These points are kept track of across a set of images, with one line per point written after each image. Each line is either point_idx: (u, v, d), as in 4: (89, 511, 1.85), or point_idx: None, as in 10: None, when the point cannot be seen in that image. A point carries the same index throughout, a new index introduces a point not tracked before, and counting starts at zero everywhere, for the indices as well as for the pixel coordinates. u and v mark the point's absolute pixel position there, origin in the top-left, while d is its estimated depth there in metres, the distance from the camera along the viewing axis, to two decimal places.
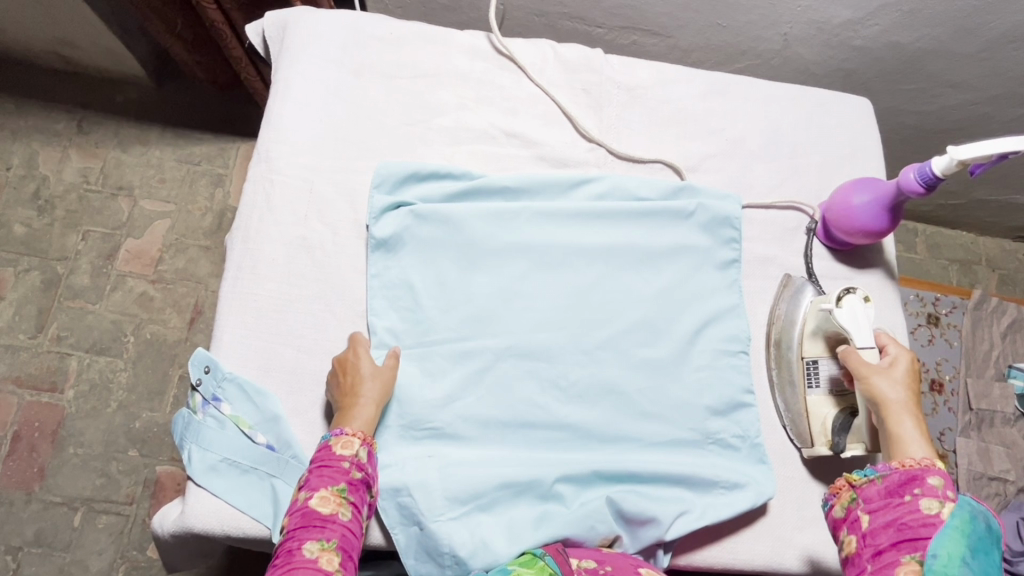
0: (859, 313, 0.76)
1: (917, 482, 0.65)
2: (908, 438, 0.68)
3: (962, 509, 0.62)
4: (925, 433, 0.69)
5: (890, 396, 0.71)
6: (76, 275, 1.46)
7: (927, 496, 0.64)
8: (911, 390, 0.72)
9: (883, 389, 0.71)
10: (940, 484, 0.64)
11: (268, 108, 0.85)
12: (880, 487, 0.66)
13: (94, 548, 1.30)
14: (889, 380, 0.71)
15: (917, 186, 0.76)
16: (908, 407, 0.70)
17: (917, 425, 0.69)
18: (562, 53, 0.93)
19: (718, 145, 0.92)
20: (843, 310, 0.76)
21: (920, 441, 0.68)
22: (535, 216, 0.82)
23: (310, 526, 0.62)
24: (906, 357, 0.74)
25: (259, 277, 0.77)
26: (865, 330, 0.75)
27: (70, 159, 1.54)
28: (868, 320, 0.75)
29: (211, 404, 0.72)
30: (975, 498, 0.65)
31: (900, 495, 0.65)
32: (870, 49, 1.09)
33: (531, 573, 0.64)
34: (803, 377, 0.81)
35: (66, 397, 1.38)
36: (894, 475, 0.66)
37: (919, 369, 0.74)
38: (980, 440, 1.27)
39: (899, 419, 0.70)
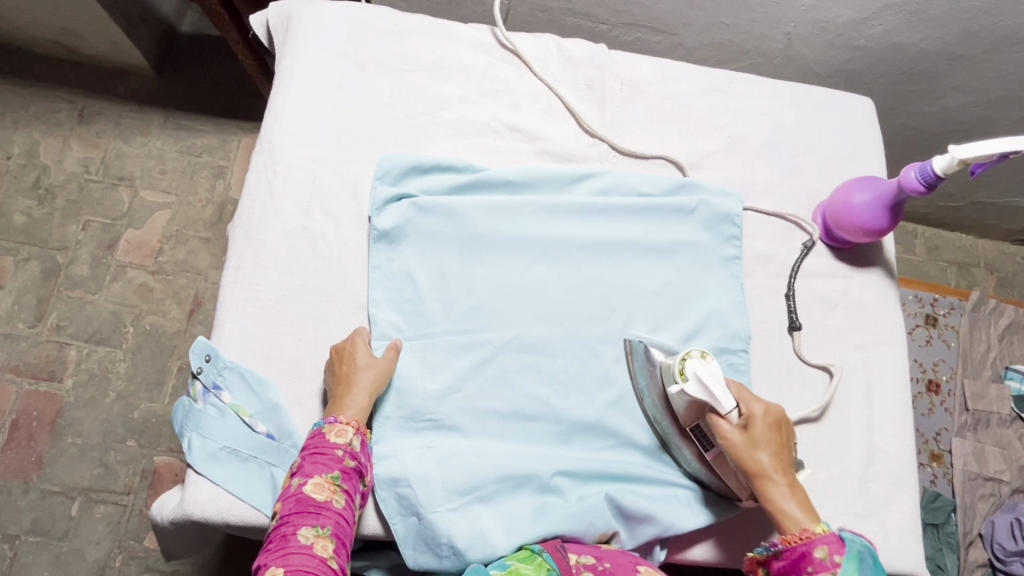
0: (707, 378, 0.71)
1: (807, 560, 0.64)
2: (788, 510, 0.67)
3: (850, 572, 0.63)
4: (801, 495, 0.69)
5: (762, 469, 0.69)
6: (76, 265, 1.46)
7: (820, 570, 0.63)
8: (778, 449, 0.70)
9: (755, 463, 0.69)
10: (826, 553, 0.64)
11: (272, 98, 0.85)
12: (780, 568, 0.66)
13: (91, 537, 1.30)
14: (755, 451, 0.70)
15: (918, 185, 0.76)
16: (781, 474, 0.69)
17: (791, 493, 0.68)
18: (566, 48, 0.93)
19: (720, 142, 0.92)
20: (692, 383, 0.71)
21: (801, 509, 0.67)
22: (537, 210, 0.82)
23: (305, 512, 0.62)
24: (764, 415, 0.72)
25: (261, 267, 0.77)
26: (722, 392, 0.71)
27: (71, 149, 1.54)
28: (714, 378, 0.71)
29: (211, 392, 0.73)
30: (855, 540, 0.65)
31: (797, 575, 0.65)
32: (872, 50, 1.09)
33: (530, 569, 0.66)
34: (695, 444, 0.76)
35: (65, 386, 1.38)
36: (788, 556, 0.65)
37: (779, 420, 0.72)
38: (976, 441, 1.28)
39: (775, 491, 0.68)
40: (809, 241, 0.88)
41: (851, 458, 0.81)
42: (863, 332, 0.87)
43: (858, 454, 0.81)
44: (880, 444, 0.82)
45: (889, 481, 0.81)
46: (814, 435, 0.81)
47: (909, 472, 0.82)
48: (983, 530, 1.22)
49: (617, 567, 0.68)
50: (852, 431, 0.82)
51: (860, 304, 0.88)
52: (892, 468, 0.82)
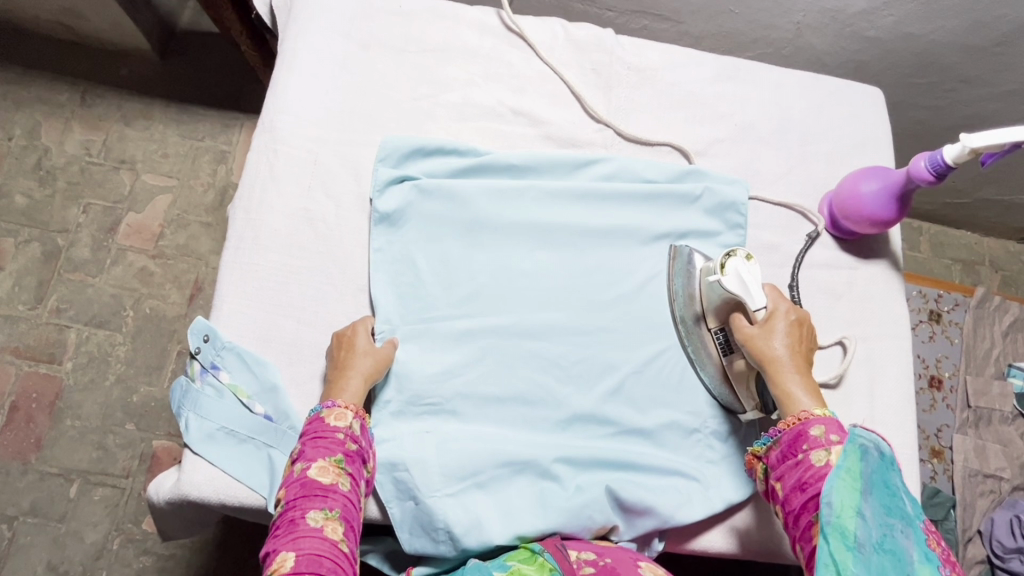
0: (745, 275, 0.73)
1: (803, 438, 0.65)
2: (794, 393, 0.69)
3: (851, 456, 0.62)
4: (810, 385, 0.70)
5: (776, 355, 0.71)
6: (77, 247, 1.46)
7: (815, 449, 0.64)
8: (798, 343, 0.72)
9: (769, 350, 0.71)
10: (822, 432, 0.65)
11: (274, 78, 0.83)
12: (778, 453, 0.67)
13: (90, 519, 1.30)
14: (772, 338, 0.71)
15: (927, 174, 0.75)
16: (794, 364, 0.71)
17: (801, 382, 0.69)
18: (573, 33, 0.92)
19: (727, 130, 0.91)
20: (730, 276, 0.73)
21: (805, 393, 0.69)
22: (540, 195, 0.82)
23: (311, 496, 0.61)
24: (787, 312, 0.73)
25: (261, 248, 0.76)
26: (757, 290, 0.73)
27: (72, 130, 1.53)
28: (754, 279, 0.73)
29: (209, 372, 0.72)
30: (865, 435, 0.65)
31: (794, 454, 0.65)
32: (883, 41, 1.07)
33: (532, 570, 0.64)
34: (717, 346, 0.78)
35: (65, 368, 1.38)
36: (784, 438, 0.67)
37: (804, 321, 0.74)
38: (977, 438, 1.27)
39: (784, 378, 0.70)
40: (814, 231, 0.87)
41: None
42: (867, 324, 0.86)
43: None
44: (882, 436, 0.82)
45: None
46: None
47: (911, 465, 0.81)
48: (982, 527, 1.21)
49: (618, 562, 0.65)
50: (855, 423, 0.82)
51: (864, 296, 0.87)
52: (892, 460, 0.81)
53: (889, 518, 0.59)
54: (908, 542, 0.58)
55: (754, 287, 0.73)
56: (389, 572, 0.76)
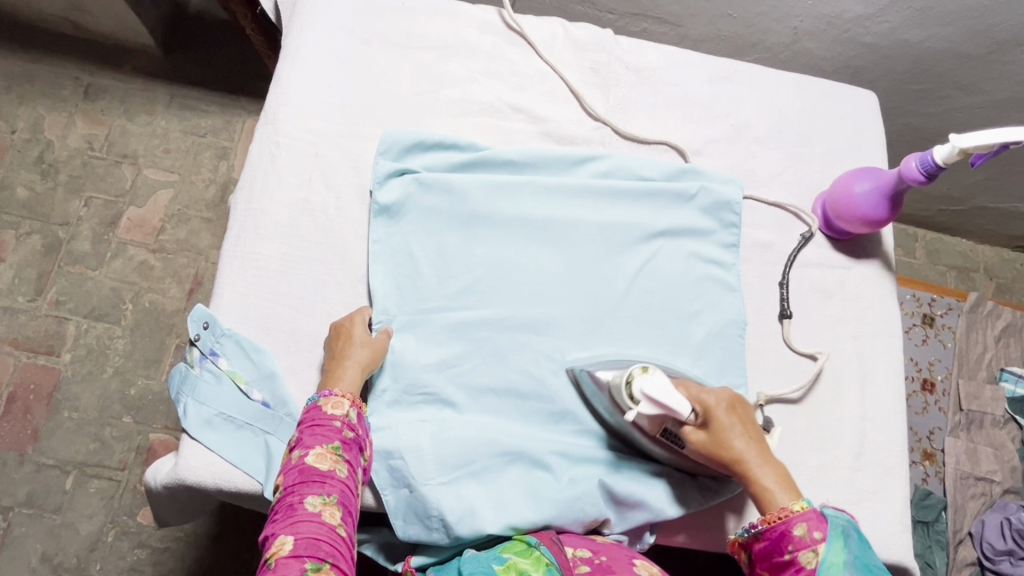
0: (654, 394, 0.68)
1: (787, 539, 0.61)
2: (771, 490, 0.66)
3: (834, 549, 0.60)
4: (779, 468, 0.68)
5: (736, 454, 0.68)
6: (77, 240, 1.47)
7: (801, 549, 0.61)
8: (745, 431, 0.70)
9: (725, 452, 0.69)
10: (806, 531, 0.61)
11: (278, 72, 0.85)
12: (762, 550, 0.63)
13: (85, 511, 1.31)
14: (722, 439, 0.69)
15: (918, 175, 0.76)
16: (755, 456, 0.68)
17: (770, 473, 0.67)
18: (572, 32, 0.93)
19: (722, 130, 0.92)
20: (645, 403, 0.69)
21: (782, 486, 0.66)
22: (538, 190, 0.83)
23: (309, 482, 0.62)
24: (718, 403, 0.71)
25: (261, 237, 0.77)
26: (674, 400, 0.68)
27: (76, 125, 1.54)
28: (663, 390, 0.68)
29: (208, 359, 0.73)
30: (837, 517, 0.62)
31: (780, 554, 0.62)
32: (878, 47, 1.09)
33: (528, 564, 0.63)
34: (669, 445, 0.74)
35: (63, 360, 1.39)
36: (767, 538, 0.63)
37: (733, 400, 0.72)
38: (969, 441, 1.28)
39: (752, 474, 0.67)
40: (808, 233, 0.88)
41: (843, 446, 0.81)
42: (859, 323, 0.87)
43: (850, 443, 0.82)
44: (873, 433, 0.83)
45: (879, 469, 0.81)
46: (806, 423, 0.82)
47: (900, 462, 0.82)
48: (973, 529, 1.22)
49: (613, 560, 0.64)
50: (845, 421, 0.82)
51: (856, 295, 0.88)
52: (882, 457, 0.82)
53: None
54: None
55: (673, 397, 0.68)
56: (383, 562, 0.77)
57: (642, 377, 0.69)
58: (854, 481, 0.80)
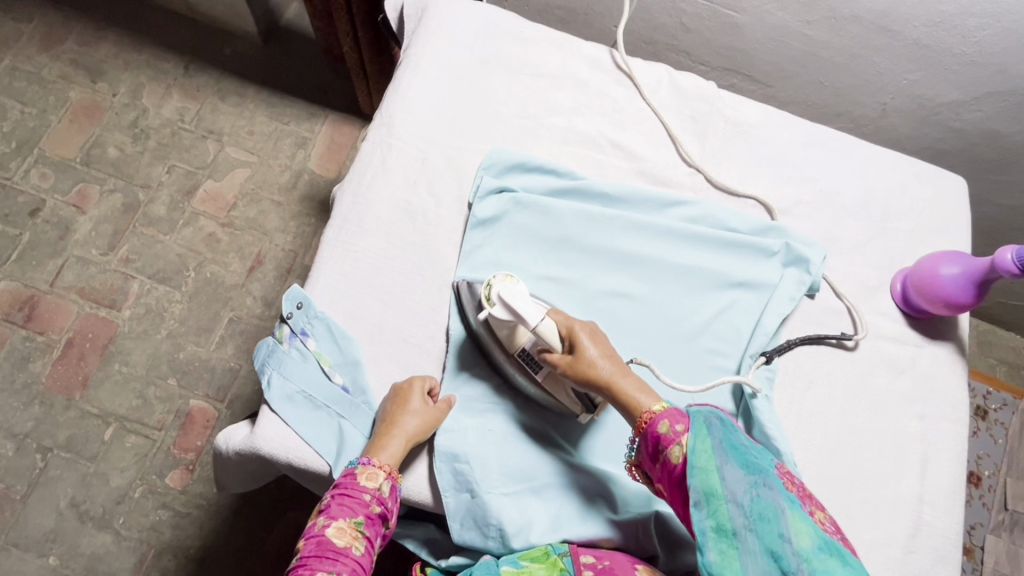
0: (508, 298, 0.72)
1: (655, 438, 0.64)
2: (633, 398, 0.66)
3: (699, 437, 0.62)
4: (641, 381, 0.68)
5: (598, 373, 0.68)
6: (155, 204, 1.54)
7: (670, 446, 0.63)
8: (606, 350, 0.70)
9: (587, 368, 0.69)
10: (669, 426, 0.63)
11: (398, 78, 0.90)
12: (646, 459, 0.66)
13: (118, 464, 1.35)
14: (583, 358, 0.69)
15: (1012, 266, 0.76)
16: (619, 370, 0.69)
17: (634, 383, 0.68)
18: (677, 79, 0.97)
19: (812, 194, 0.94)
20: (498, 306, 0.73)
21: (640, 392, 0.67)
22: (627, 225, 0.85)
23: (323, 557, 0.62)
24: (581, 325, 0.72)
25: (363, 230, 0.81)
26: (525, 305, 0.72)
27: (171, 97, 1.63)
28: (516, 296, 0.72)
29: (298, 337, 0.76)
30: (700, 411, 0.64)
31: (658, 458, 0.64)
32: (967, 134, 1.10)
33: (543, 569, 0.68)
34: (526, 369, 0.75)
35: (122, 315, 1.45)
36: (645, 442, 0.65)
37: (598, 329, 0.73)
38: (1011, 542, 1.24)
39: (615, 386, 0.67)
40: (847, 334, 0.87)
41: (897, 526, 0.80)
42: (926, 403, 0.87)
43: (904, 522, 0.81)
44: (928, 516, 0.82)
45: (931, 554, 0.80)
46: (862, 494, 0.81)
47: (952, 550, 0.81)
48: None
49: (617, 564, 0.67)
50: (902, 499, 0.82)
51: (926, 375, 0.88)
52: (935, 542, 0.81)
53: (751, 477, 0.59)
54: (775, 492, 0.58)
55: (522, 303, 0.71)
56: (425, 557, 0.78)
57: (502, 283, 0.74)
58: (903, 561, 0.79)
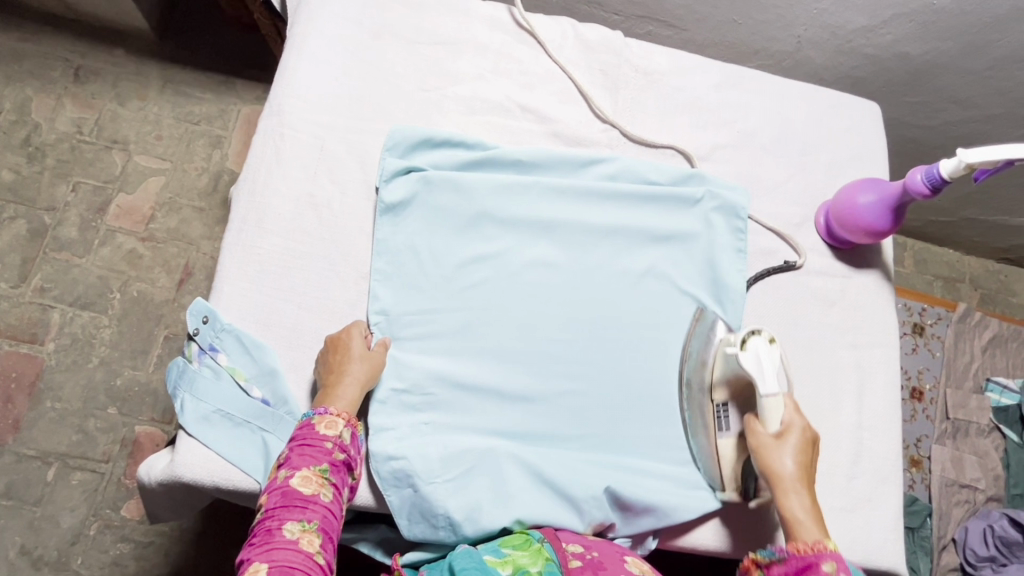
0: (766, 356, 0.72)
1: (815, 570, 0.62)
2: (799, 518, 0.67)
3: None
4: (817, 511, 0.68)
5: (783, 471, 0.69)
6: (64, 227, 1.43)
7: None
8: (804, 463, 0.70)
9: (778, 464, 0.69)
10: (835, 569, 0.61)
11: (284, 62, 0.83)
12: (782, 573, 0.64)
13: (67, 503, 1.27)
14: (781, 452, 0.70)
15: (923, 188, 0.77)
16: (801, 485, 0.69)
17: (808, 507, 0.67)
18: (582, 32, 0.93)
19: (729, 136, 0.93)
20: (747, 356, 0.73)
21: (813, 521, 0.66)
22: (544, 191, 0.82)
23: (290, 507, 0.60)
24: (802, 429, 0.71)
25: (264, 231, 0.76)
26: (773, 374, 0.72)
27: (64, 108, 1.50)
28: (772, 360, 0.72)
29: (207, 354, 0.72)
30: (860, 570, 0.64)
31: None
32: (880, 59, 1.09)
33: (526, 556, 0.66)
34: (714, 421, 0.78)
35: (47, 349, 1.35)
36: (793, 563, 0.64)
37: (814, 440, 0.72)
38: (955, 448, 1.30)
39: (791, 498, 0.68)
40: (793, 261, 0.88)
41: (840, 454, 0.82)
42: (858, 332, 0.88)
43: (846, 451, 0.83)
44: (868, 441, 0.84)
45: (874, 477, 0.83)
46: None
47: (894, 469, 0.84)
48: (956, 535, 1.24)
49: (605, 556, 0.66)
50: (842, 429, 0.83)
51: (855, 304, 0.89)
52: (877, 465, 0.83)
53: None
54: None
55: (770, 373, 0.72)
56: (381, 558, 0.76)
57: (761, 342, 0.73)
58: (847, 488, 0.81)
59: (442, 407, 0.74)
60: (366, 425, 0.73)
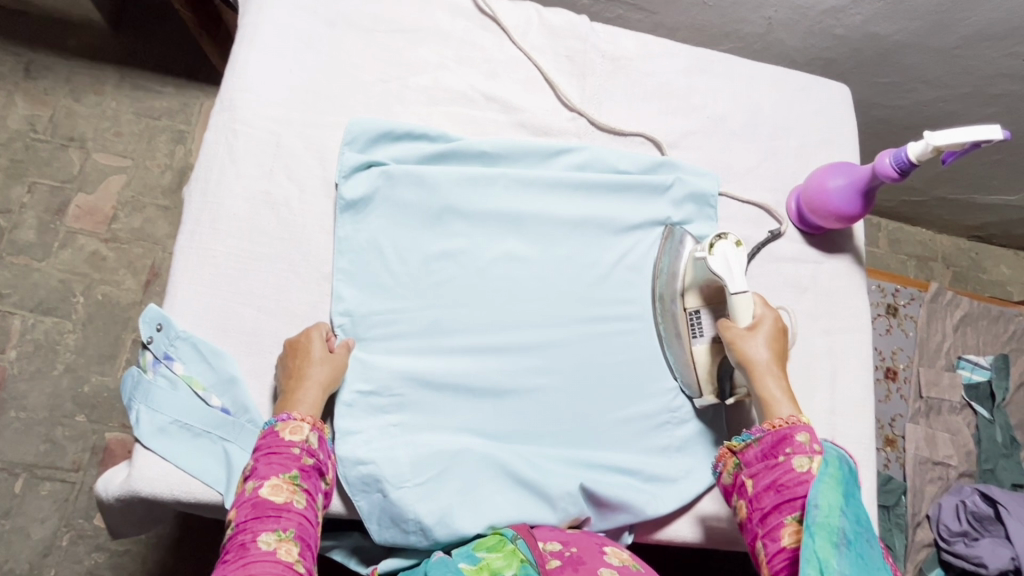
0: (730, 258, 0.73)
1: (785, 441, 0.66)
2: (773, 398, 0.69)
3: (830, 462, 0.63)
4: (787, 389, 0.70)
5: (757, 356, 0.71)
6: (21, 229, 1.36)
7: (797, 453, 0.65)
8: (777, 347, 0.72)
9: (750, 351, 0.71)
10: (806, 438, 0.65)
11: (234, 54, 0.79)
12: (755, 452, 0.68)
13: (37, 515, 1.22)
14: (753, 341, 0.71)
15: (891, 171, 0.77)
16: (773, 368, 0.71)
17: (780, 387, 0.70)
18: (546, 18, 0.90)
19: (699, 122, 0.91)
20: (714, 257, 0.73)
21: (784, 399, 0.69)
22: (511, 182, 0.80)
23: (263, 517, 0.58)
24: (773, 319, 0.73)
25: (218, 232, 0.73)
26: (739, 274, 0.72)
27: (15, 104, 1.42)
28: (738, 264, 0.73)
29: (162, 363, 0.69)
30: (837, 445, 0.65)
31: (774, 456, 0.66)
32: (850, 40, 1.08)
33: (501, 558, 0.64)
34: (687, 329, 0.78)
35: (8, 357, 1.29)
36: (767, 439, 0.67)
37: (783, 328, 0.74)
38: (928, 426, 1.31)
39: (766, 380, 0.70)
40: (778, 230, 0.88)
41: None
42: (831, 317, 0.88)
43: (819, 437, 0.83)
44: (842, 426, 0.84)
45: None
46: None
47: (866, 453, 0.84)
48: (930, 511, 1.26)
49: (584, 550, 0.65)
50: (815, 415, 0.83)
51: (828, 290, 0.89)
52: (850, 449, 0.83)
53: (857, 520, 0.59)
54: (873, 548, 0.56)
55: (739, 271, 0.72)
56: (355, 567, 0.74)
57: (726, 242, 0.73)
58: None
59: (409, 407, 0.73)
60: (333, 430, 0.71)
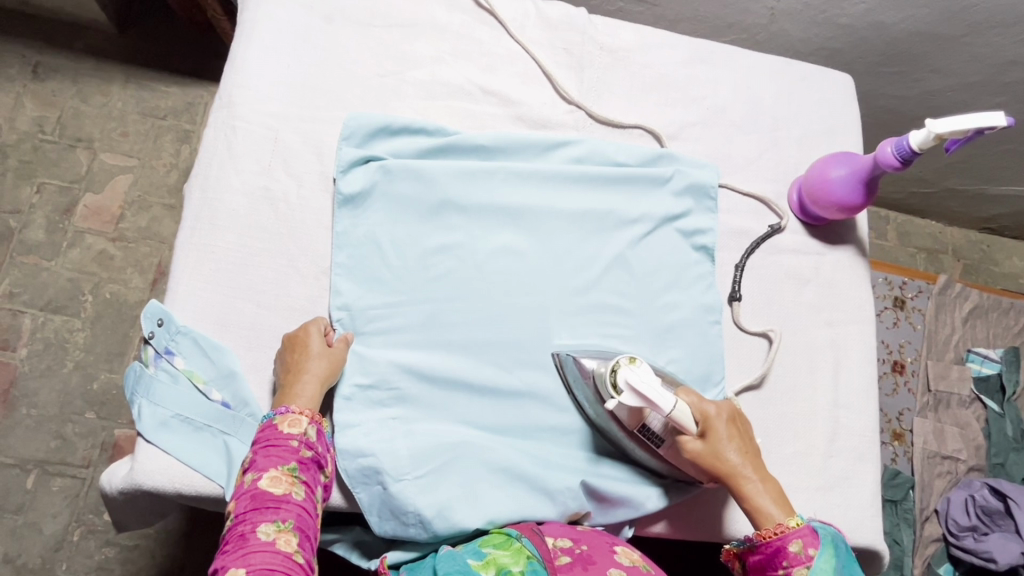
0: (639, 387, 0.67)
1: (781, 552, 0.65)
2: (764, 506, 0.68)
3: (824, 559, 0.64)
4: (774, 487, 0.69)
5: (729, 465, 0.69)
6: (30, 230, 1.38)
7: (796, 564, 0.64)
8: (742, 443, 0.71)
9: (723, 462, 0.70)
10: (800, 546, 0.64)
11: (233, 51, 0.80)
12: (755, 559, 0.67)
13: (49, 510, 1.23)
14: (717, 448, 0.70)
15: (893, 160, 0.76)
16: (751, 468, 0.70)
17: (767, 491, 0.69)
18: (544, 10, 0.90)
19: (699, 114, 0.90)
20: (628, 394, 0.68)
21: (773, 503, 0.68)
22: (509, 176, 0.80)
23: (262, 509, 0.58)
24: (719, 414, 0.72)
25: (217, 228, 0.73)
26: (657, 394, 0.67)
27: (24, 106, 1.44)
28: (647, 383, 0.67)
29: (163, 358, 0.69)
30: (825, 528, 0.66)
31: (774, 568, 0.65)
32: (854, 29, 1.07)
33: (508, 555, 0.62)
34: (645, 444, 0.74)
35: (19, 355, 1.31)
36: (764, 551, 0.66)
37: (735, 414, 0.73)
38: (937, 420, 1.30)
39: (750, 488, 0.69)
40: (776, 225, 0.87)
41: (817, 434, 0.82)
42: (833, 309, 0.87)
43: (822, 430, 0.82)
44: (845, 418, 0.83)
45: (851, 454, 0.82)
46: (781, 410, 0.81)
47: (870, 446, 0.83)
48: (939, 506, 1.24)
49: (594, 549, 0.64)
50: (818, 408, 0.83)
51: (831, 282, 0.88)
52: (854, 442, 0.82)
53: None
54: None
55: (658, 389, 0.67)
56: (357, 561, 0.74)
57: (628, 368, 0.69)
58: (824, 467, 0.81)
59: (408, 400, 0.73)
60: (332, 423, 0.72)
